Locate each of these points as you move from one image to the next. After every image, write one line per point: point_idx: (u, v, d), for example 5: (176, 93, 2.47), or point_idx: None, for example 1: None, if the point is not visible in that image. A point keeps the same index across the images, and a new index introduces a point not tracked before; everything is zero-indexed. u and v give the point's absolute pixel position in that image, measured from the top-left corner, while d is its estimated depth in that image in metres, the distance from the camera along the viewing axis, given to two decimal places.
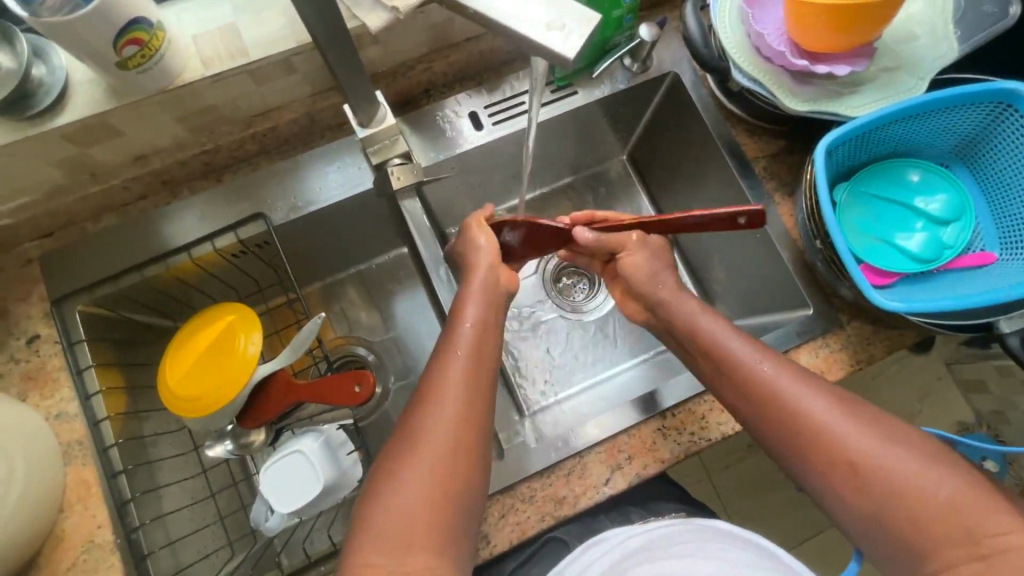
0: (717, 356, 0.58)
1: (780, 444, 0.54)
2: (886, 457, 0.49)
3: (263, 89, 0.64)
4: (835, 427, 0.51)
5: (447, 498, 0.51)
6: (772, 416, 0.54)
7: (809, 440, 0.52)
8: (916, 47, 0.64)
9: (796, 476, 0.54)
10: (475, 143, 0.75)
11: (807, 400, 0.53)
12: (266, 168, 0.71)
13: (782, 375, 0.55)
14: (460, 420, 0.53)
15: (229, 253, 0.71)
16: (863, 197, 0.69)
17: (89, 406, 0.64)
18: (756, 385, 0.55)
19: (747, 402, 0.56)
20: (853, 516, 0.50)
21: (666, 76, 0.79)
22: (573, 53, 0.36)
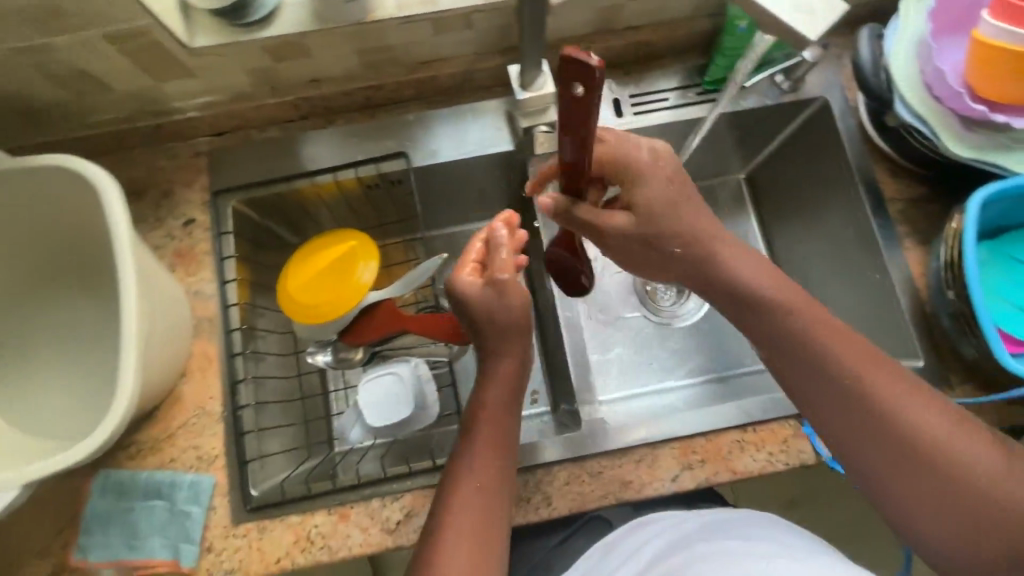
0: (792, 345, 0.57)
1: (847, 435, 0.54)
2: (961, 459, 0.50)
3: (437, 40, 0.69)
4: (912, 426, 0.52)
5: (498, 482, 0.58)
6: (847, 409, 0.54)
7: (873, 423, 0.53)
8: None
9: (855, 470, 0.55)
10: (613, 129, 0.77)
11: (886, 396, 0.53)
12: (415, 114, 0.76)
13: (865, 368, 0.54)
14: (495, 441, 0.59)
15: (366, 184, 0.77)
16: (1004, 260, 0.66)
17: (224, 289, 0.72)
18: (827, 364, 0.55)
19: (816, 390, 0.55)
20: (914, 511, 0.52)
21: (813, 101, 0.78)
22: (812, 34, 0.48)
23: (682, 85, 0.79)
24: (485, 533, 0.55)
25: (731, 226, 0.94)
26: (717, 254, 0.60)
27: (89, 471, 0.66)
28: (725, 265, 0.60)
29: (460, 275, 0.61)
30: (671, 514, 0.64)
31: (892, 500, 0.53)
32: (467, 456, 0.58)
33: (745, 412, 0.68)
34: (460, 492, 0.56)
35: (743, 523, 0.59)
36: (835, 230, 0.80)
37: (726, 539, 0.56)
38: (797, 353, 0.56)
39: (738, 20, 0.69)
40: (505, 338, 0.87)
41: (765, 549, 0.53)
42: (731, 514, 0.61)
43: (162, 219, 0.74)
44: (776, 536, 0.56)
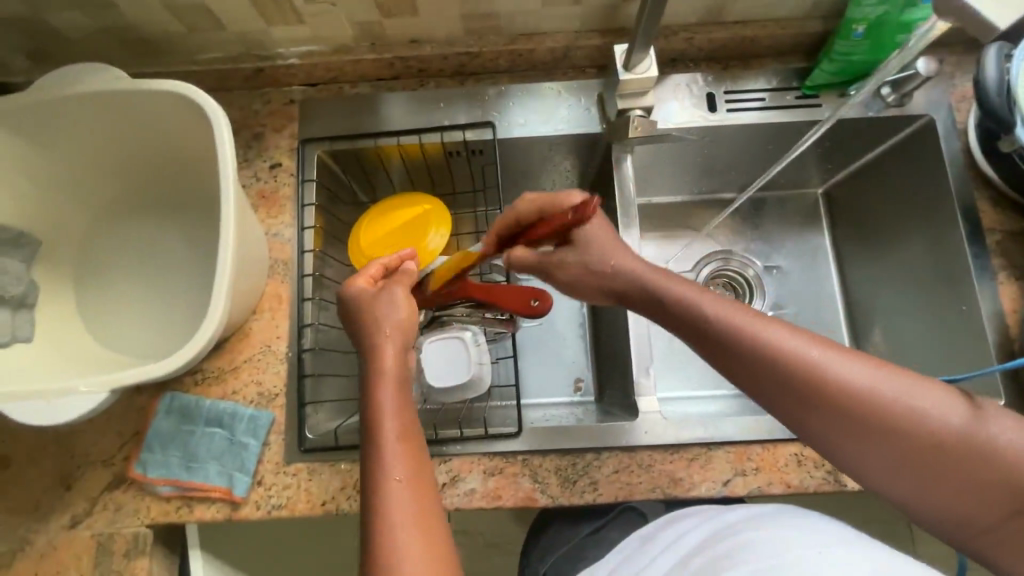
0: (751, 348, 0.49)
1: (871, 454, 0.46)
2: (976, 443, 0.43)
3: (543, 12, 0.69)
4: (909, 417, 0.44)
5: (418, 460, 0.51)
6: (832, 415, 0.46)
7: (892, 438, 0.45)
8: None
9: (865, 476, 0.48)
10: (705, 123, 0.76)
11: (873, 393, 0.45)
12: (507, 86, 0.76)
13: (836, 360, 0.47)
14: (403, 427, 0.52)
15: (449, 150, 0.77)
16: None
17: (302, 235, 0.73)
18: (819, 381, 0.46)
19: (816, 414, 0.47)
20: (941, 505, 0.45)
21: (917, 118, 0.75)
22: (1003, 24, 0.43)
23: (780, 87, 0.77)
24: (422, 518, 0.48)
25: (802, 240, 0.91)
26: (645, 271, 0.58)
27: (157, 392, 0.69)
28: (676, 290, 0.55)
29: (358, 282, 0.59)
30: (700, 509, 0.61)
31: (913, 501, 0.46)
32: (373, 448, 0.51)
33: None
34: (384, 486, 0.49)
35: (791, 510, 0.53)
36: (921, 255, 0.77)
37: (770, 527, 0.51)
38: (758, 361, 0.49)
39: (856, 26, 0.67)
40: (556, 321, 0.89)
41: (815, 537, 0.48)
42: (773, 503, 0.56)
43: (250, 160, 0.76)
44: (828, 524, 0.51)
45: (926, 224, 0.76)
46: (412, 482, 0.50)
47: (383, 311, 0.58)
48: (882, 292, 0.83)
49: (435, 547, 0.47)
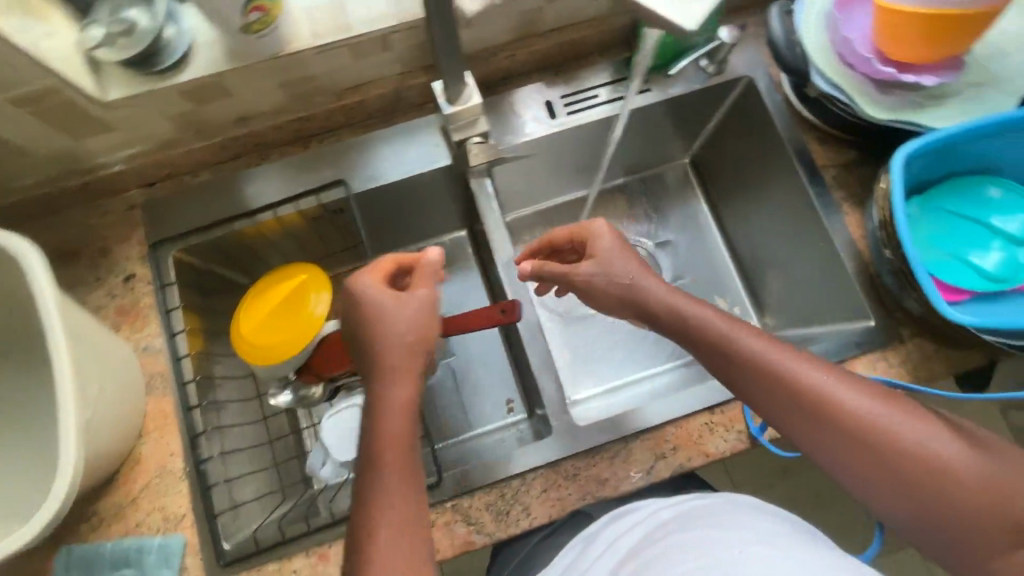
0: (740, 354, 0.56)
1: (851, 465, 0.52)
2: (939, 450, 0.49)
3: (359, 64, 0.68)
4: (882, 420, 0.51)
5: (413, 490, 0.53)
6: (822, 422, 0.52)
7: (876, 451, 0.50)
8: (1006, 64, 0.63)
9: (838, 478, 0.54)
10: (548, 130, 0.78)
11: (848, 400, 0.52)
12: (352, 140, 0.76)
13: (834, 383, 0.53)
14: (403, 464, 0.53)
15: (310, 216, 0.76)
16: (937, 209, 0.67)
17: (173, 343, 0.70)
18: (814, 395, 0.53)
19: (809, 423, 0.53)
20: (904, 508, 0.50)
21: (740, 80, 0.80)
22: (694, 25, 0.47)
23: (611, 79, 0.80)
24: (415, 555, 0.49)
25: (680, 212, 0.95)
26: (653, 292, 0.63)
27: (52, 549, 0.64)
28: (688, 312, 0.60)
29: (365, 273, 0.61)
30: (647, 501, 0.63)
31: (894, 511, 0.51)
32: (371, 477, 0.53)
33: (709, 395, 0.68)
34: (377, 529, 0.50)
35: (716, 509, 0.57)
36: (777, 203, 0.82)
37: (694, 529, 0.54)
38: (744, 365, 0.56)
39: None
40: (470, 350, 0.89)
41: (735, 536, 0.52)
42: (703, 501, 0.59)
43: (101, 279, 0.72)
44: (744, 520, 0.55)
45: (774, 175, 0.81)
46: (411, 518, 0.51)
47: (391, 318, 0.58)
48: (757, 244, 0.88)
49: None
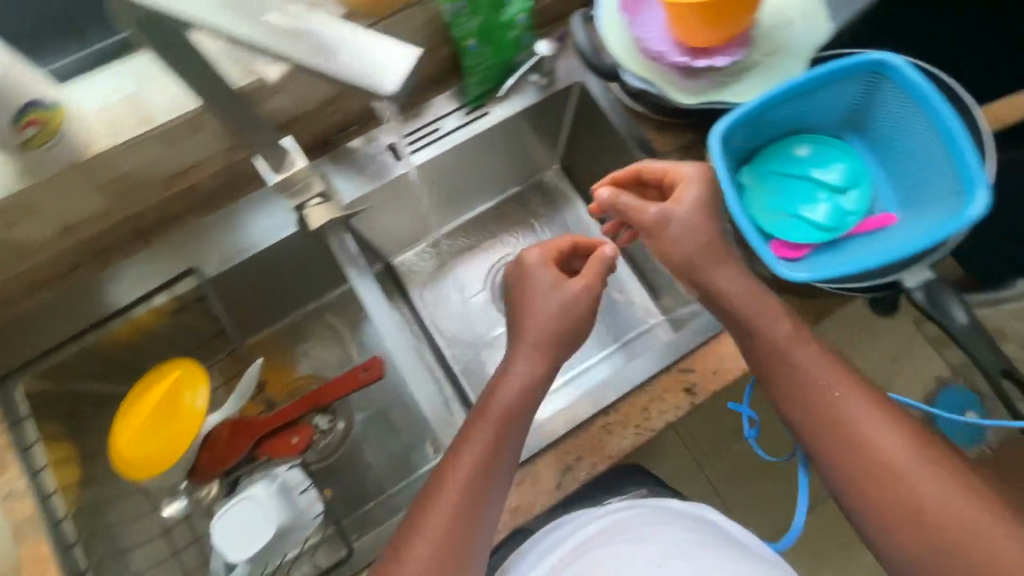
0: (762, 343, 0.61)
1: (841, 474, 0.57)
2: (931, 484, 0.54)
3: (177, 150, 0.65)
4: (877, 445, 0.56)
5: (461, 524, 0.57)
6: (835, 434, 0.57)
7: (875, 469, 0.56)
8: (792, 31, 0.67)
9: (833, 485, 0.59)
10: (396, 172, 0.78)
11: (855, 422, 0.57)
12: (195, 225, 0.74)
13: (863, 406, 0.57)
14: (462, 490, 0.58)
15: (169, 312, 0.72)
16: (766, 175, 0.70)
17: (37, 481, 0.65)
18: (839, 409, 0.57)
19: (822, 429, 0.58)
20: (879, 525, 0.56)
21: (572, 86, 0.82)
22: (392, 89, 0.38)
23: (447, 111, 0.81)
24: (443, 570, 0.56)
25: (558, 217, 1.02)
26: (721, 280, 0.62)
27: None
28: (716, 283, 0.62)
29: (533, 250, 0.71)
30: (575, 514, 0.70)
31: (870, 522, 0.57)
32: (430, 493, 0.60)
33: (603, 397, 0.70)
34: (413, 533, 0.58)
35: (636, 522, 0.65)
36: None
37: (614, 544, 0.63)
38: (774, 368, 0.60)
39: (466, 42, 0.71)
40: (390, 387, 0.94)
41: (653, 547, 0.62)
42: (623, 513, 0.67)
43: None
44: (652, 531, 0.64)
45: (629, 168, 0.84)
46: (438, 555, 0.56)
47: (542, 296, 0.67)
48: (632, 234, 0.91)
49: None
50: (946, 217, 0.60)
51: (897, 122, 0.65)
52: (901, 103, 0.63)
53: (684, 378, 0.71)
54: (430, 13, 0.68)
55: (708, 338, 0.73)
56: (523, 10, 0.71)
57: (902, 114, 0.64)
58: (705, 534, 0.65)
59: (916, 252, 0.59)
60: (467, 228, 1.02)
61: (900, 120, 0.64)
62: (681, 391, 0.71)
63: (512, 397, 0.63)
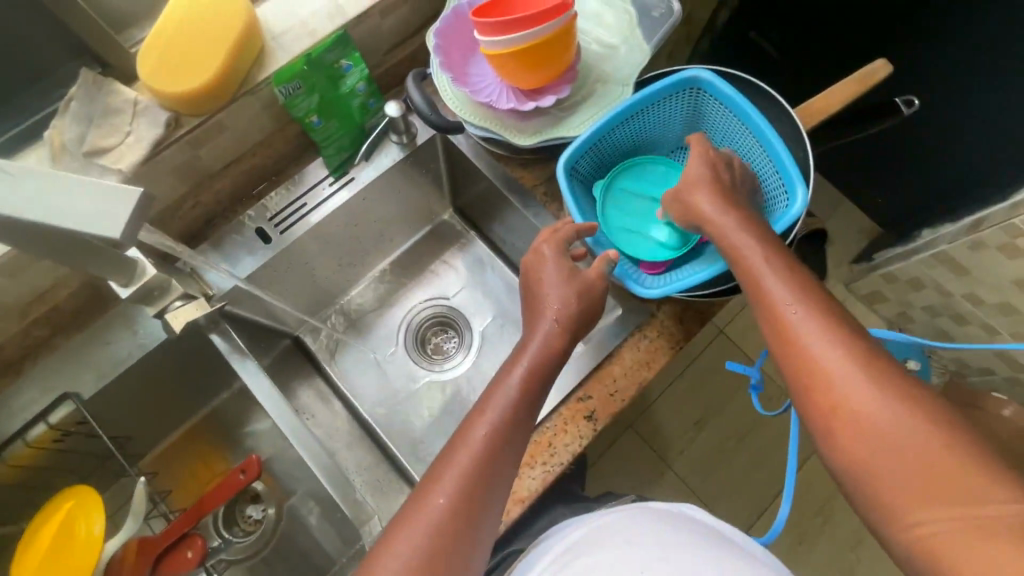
0: (738, 262, 0.56)
1: (824, 423, 0.46)
2: (897, 415, 0.43)
3: (21, 280, 0.63)
4: (847, 370, 0.46)
5: (443, 517, 0.50)
6: (822, 376, 0.47)
7: (861, 415, 0.44)
8: (615, 58, 0.71)
9: (815, 442, 0.48)
10: (266, 254, 0.79)
11: (820, 350, 0.47)
12: (66, 348, 0.72)
13: (855, 346, 0.47)
14: (460, 481, 0.51)
15: (49, 442, 0.70)
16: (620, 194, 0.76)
17: None
18: (823, 351, 0.48)
19: (802, 370, 0.48)
20: (854, 477, 0.44)
21: (434, 137, 0.84)
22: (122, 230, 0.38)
23: (313, 181, 0.81)
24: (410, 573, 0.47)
25: (462, 259, 1.03)
26: (733, 235, 0.58)
27: None
28: (732, 237, 0.58)
29: (545, 241, 0.66)
30: (566, 527, 0.69)
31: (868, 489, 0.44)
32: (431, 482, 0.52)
33: None
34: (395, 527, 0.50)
35: (620, 528, 0.62)
36: (520, 227, 0.86)
37: (603, 547, 0.60)
38: (749, 287, 0.54)
39: (310, 117, 0.74)
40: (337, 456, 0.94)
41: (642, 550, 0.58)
42: (617, 514, 0.65)
43: None
44: (642, 526, 0.62)
45: (507, 204, 0.85)
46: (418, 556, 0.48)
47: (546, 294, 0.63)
48: None
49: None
50: (778, 212, 0.64)
51: (725, 127, 0.70)
52: (721, 109, 0.68)
53: (583, 406, 0.71)
54: (265, 98, 0.70)
55: (601, 361, 0.73)
56: (361, 79, 0.75)
57: (726, 120, 0.69)
58: (691, 532, 0.62)
59: None
60: (375, 285, 1.01)
61: (726, 127, 0.69)
62: (582, 419, 0.71)
63: (513, 393, 0.57)
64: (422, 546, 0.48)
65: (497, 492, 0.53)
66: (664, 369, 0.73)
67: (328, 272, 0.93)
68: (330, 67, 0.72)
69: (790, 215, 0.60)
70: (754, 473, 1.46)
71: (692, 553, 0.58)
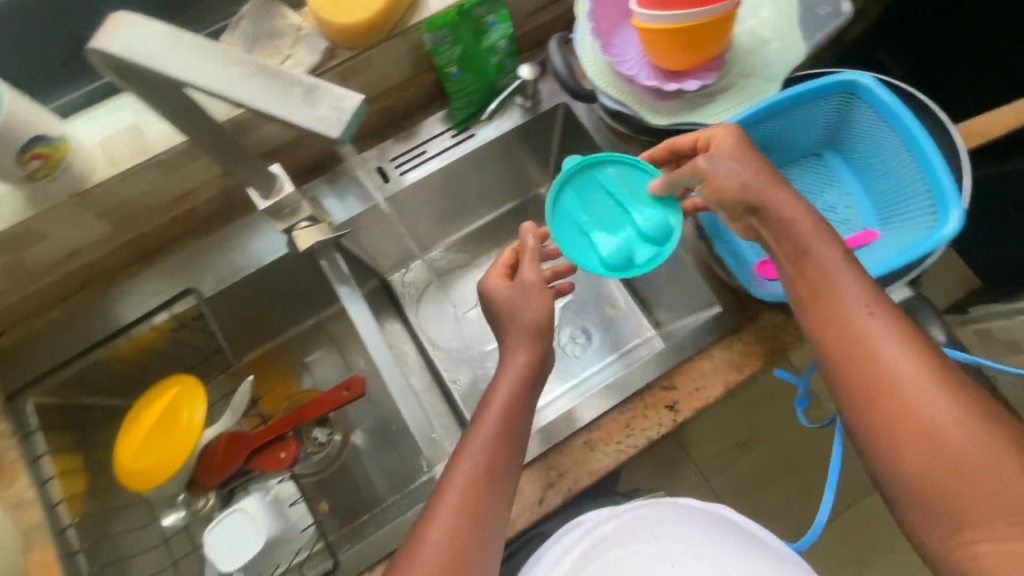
0: (797, 265, 0.56)
1: (883, 443, 0.47)
2: (968, 432, 0.44)
3: (173, 177, 0.70)
4: (920, 394, 0.46)
5: (493, 459, 0.55)
6: (885, 396, 0.47)
7: (923, 434, 0.45)
8: (768, 51, 0.69)
9: (867, 458, 0.50)
10: (386, 193, 0.81)
11: (890, 363, 0.48)
12: (194, 247, 0.78)
13: (922, 365, 0.47)
14: (501, 423, 0.57)
15: (167, 329, 0.76)
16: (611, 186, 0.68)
17: (45, 490, 0.68)
18: (890, 368, 0.48)
19: (862, 387, 0.49)
20: (916, 501, 0.45)
21: (558, 106, 0.84)
22: (340, 133, 0.37)
23: (431, 135, 0.84)
24: (466, 512, 0.53)
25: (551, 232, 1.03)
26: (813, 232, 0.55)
27: None
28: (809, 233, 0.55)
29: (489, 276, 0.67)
30: (590, 517, 0.65)
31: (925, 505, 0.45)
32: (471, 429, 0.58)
33: (584, 414, 0.71)
34: (449, 473, 0.55)
35: (653, 521, 0.62)
36: None
37: (624, 536, 0.60)
38: (811, 305, 0.54)
39: (448, 68, 0.76)
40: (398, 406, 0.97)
41: (679, 547, 0.58)
42: (636, 510, 0.65)
43: None
44: (663, 522, 0.62)
45: None
46: (473, 499, 0.53)
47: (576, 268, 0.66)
48: None
49: (461, 518, 0.52)
50: (923, 233, 0.60)
51: (873, 139, 0.66)
52: (874, 120, 0.65)
53: (666, 395, 0.71)
54: (411, 42, 0.72)
55: (691, 354, 0.72)
56: (502, 37, 0.76)
57: (877, 133, 0.65)
58: (720, 531, 0.63)
59: (893, 270, 0.59)
60: (464, 244, 1.03)
61: (875, 138, 0.66)
62: (663, 409, 0.71)
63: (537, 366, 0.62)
64: (469, 484, 0.54)
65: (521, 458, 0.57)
66: (756, 374, 0.72)
67: (425, 223, 0.96)
68: (478, 21, 0.73)
69: (938, 237, 0.56)
70: (792, 506, 1.42)
71: (730, 551, 0.58)
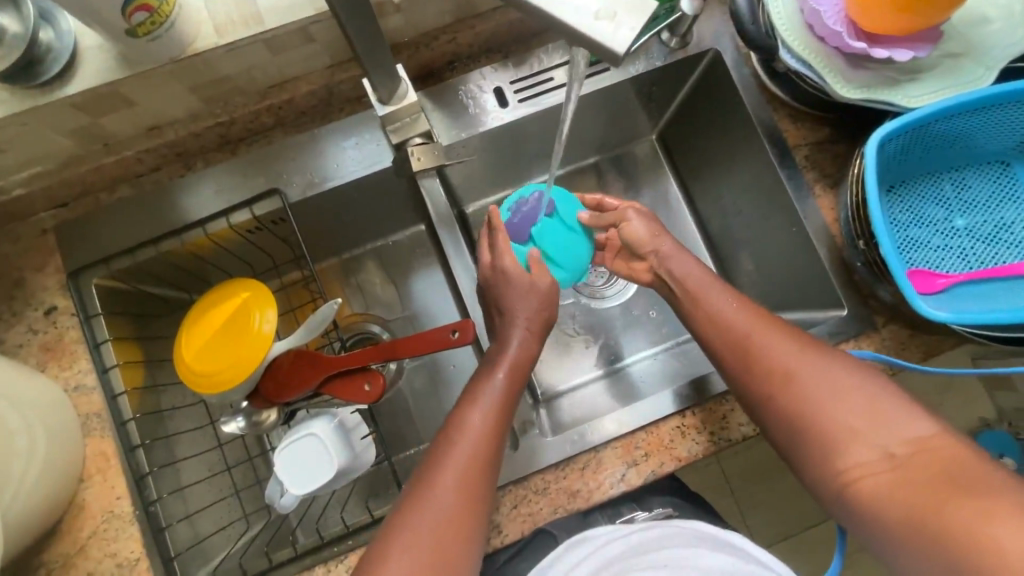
0: (712, 300, 0.64)
1: (801, 443, 0.54)
2: (868, 416, 0.51)
3: (280, 59, 0.61)
4: (803, 373, 0.55)
5: (485, 399, 0.59)
6: (791, 393, 0.55)
7: (838, 430, 0.52)
8: (990, 31, 0.58)
9: (807, 466, 0.54)
10: (499, 120, 0.72)
11: (795, 365, 0.56)
12: (280, 142, 0.70)
13: (827, 364, 0.55)
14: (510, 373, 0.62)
15: (244, 229, 0.69)
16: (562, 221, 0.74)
17: (107, 379, 0.64)
18: (791, 368, 0.56)
19: (763, 388, 0.57)
20: (807, 455, 0.54)
21: (706, 53, 0.74)
22: (623, 48, 0.31)
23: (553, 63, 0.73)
24: (467, 445, 0.56)
25: (650, 193, 0.91)
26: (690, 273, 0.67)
27: None
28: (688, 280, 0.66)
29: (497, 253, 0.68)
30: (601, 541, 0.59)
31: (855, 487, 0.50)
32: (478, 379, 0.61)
33: (676, 400, 0.67)
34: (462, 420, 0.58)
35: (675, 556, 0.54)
36: (746, 182, 0.77)
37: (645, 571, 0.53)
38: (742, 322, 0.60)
39: None
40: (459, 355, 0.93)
41: None
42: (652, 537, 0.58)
43: (19, 313, 0.66)
44: (694, 559, 0.54)
45: (745, 156, 0.75)
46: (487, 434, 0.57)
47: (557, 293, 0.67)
48: (729, 225, 0.84)
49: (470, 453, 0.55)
50: None
51: None
52: None
53: None
54: None
55: None
56: None
57: None
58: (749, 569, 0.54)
59: None
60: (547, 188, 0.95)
61: None
62: None
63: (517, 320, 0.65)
64: (481, 421, 0.57)
65: (508, 407, 0.60)
66: None
67: None
68: None
69: None
70: (798, 499, 1.37)
71: None
